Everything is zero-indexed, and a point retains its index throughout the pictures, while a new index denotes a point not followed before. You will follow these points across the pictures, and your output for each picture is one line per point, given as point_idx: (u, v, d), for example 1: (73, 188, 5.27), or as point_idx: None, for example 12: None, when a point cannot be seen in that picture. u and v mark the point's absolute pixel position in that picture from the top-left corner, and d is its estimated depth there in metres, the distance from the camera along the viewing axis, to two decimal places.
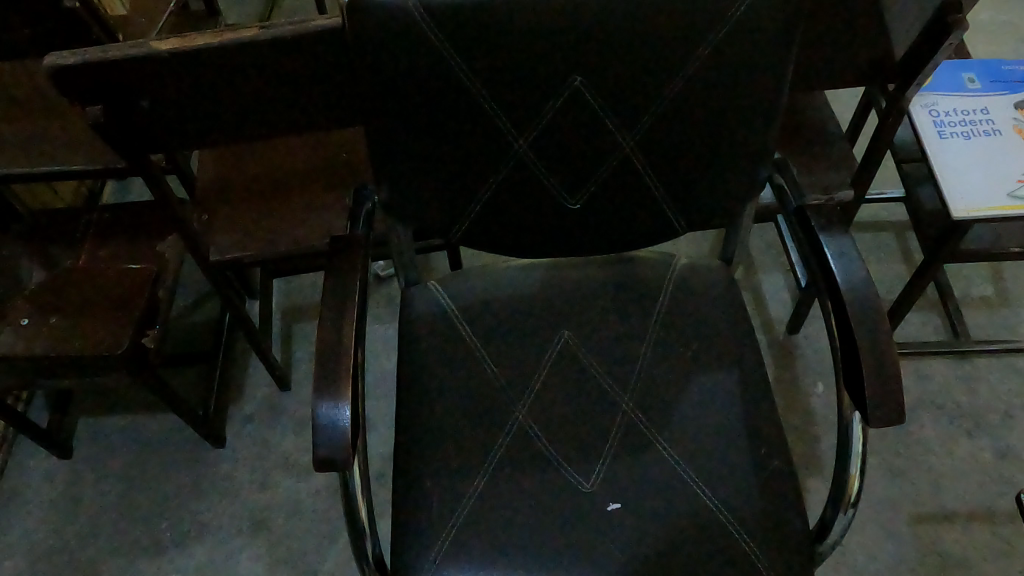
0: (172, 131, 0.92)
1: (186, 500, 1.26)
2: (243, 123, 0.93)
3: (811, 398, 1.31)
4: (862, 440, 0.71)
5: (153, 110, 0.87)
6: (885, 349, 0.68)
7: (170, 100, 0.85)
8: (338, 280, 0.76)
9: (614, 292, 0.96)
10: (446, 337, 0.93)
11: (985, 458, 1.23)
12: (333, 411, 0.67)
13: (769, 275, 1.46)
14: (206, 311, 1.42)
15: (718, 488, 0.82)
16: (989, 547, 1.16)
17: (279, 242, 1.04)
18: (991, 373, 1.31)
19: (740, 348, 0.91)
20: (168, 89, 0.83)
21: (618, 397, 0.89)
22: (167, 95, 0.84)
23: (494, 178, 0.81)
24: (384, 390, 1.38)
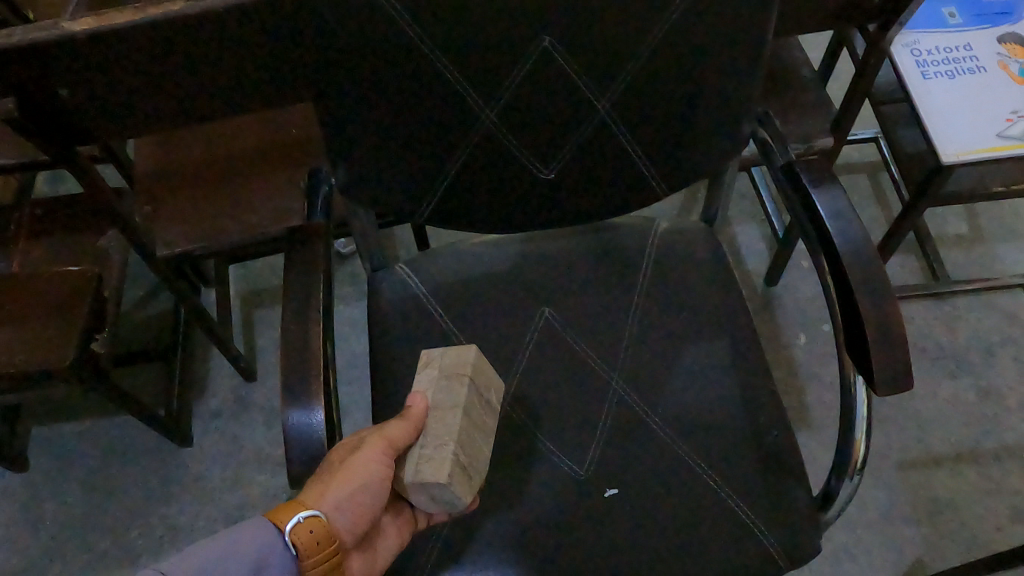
0: (100, 117, 0.83)
1: (157, 505, 1.20)
2: (179, 104, 0.85)
3: (793, 350, 1.29)
4: (867, 403, 0.68)
5: (75, 97, 0.78)
6: (889, 310, 0.64)
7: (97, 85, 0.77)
8: (300, 272, 0.69)
9: (595, 263, 0.90)
10: (419, 324, 0.87)
11: (969, 398, 1.22)
12: (305, 416, 0.61)
13: (744, 227, 1.42)
14: (158, 305, 1.33)
15: (717, 464, 0.78)
16: (977, 487, 1.16)
17: (231, 232, 0.97)
18: (970, 312, 1.30)
19: (730, 313, 0.86)
20: (87, 74, 0.75)
21: (606, 375, 0.84)
22: (88, 80, 0.76)
23: (461, 151, 0.75)
24: (356, 372, 1.33)
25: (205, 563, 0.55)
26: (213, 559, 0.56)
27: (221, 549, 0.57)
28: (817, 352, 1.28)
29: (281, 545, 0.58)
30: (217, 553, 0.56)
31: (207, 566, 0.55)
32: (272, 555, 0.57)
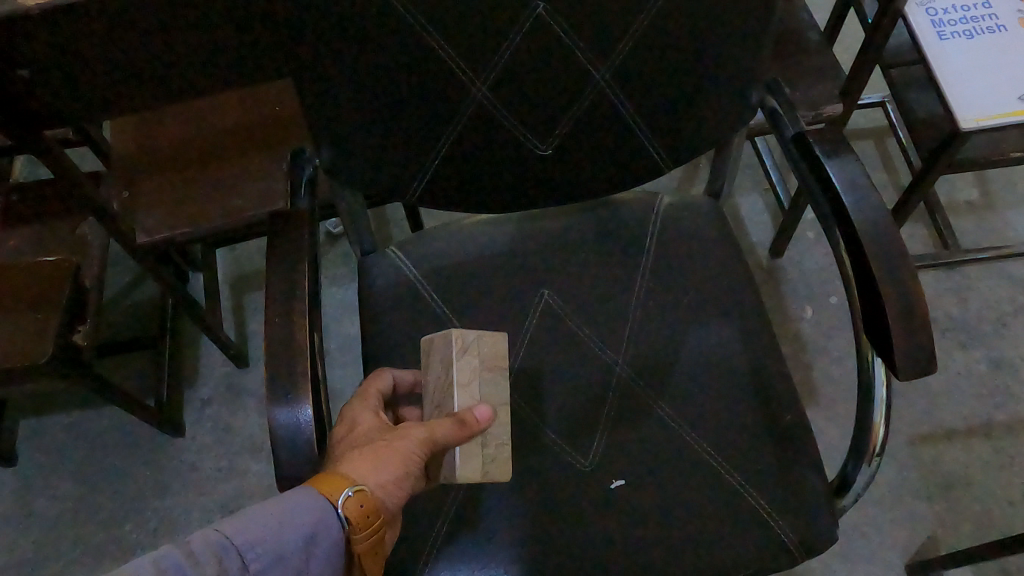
0: (63, 91, 0.78)
1: (150, 497, 1.17)
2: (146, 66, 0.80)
3: (800, 325, 1.25)
4: (885, 384, 0.64)
5: (32, 67, 0.73)
6: (911, 288, 0.60)
7: (52, 40, 0.71)
8: (283, 260, 0.65)
9: (596, 240, 0.86)
10: (413, 309, 0.83)
11: (980, 370, 1.19)
12: (291, 414, 0.58)
13: (747, 197, 1.38)
14: (144, 291, 1.29)
15: (728, 451, 0.75)
16: (989, 462, 1.13)
17: (214, 217, 0.93)
18: (980, 281, 1.26)
19: (739, 291, 0.82)
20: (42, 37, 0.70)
21: (610, 359, 0.80)
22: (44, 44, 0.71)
23: (452, 126, 0.70)
24: (351, 357, 1.30)
25: (259, 536, 0.54)
26: (266, 530, 0.54)
27: (275, 519, 0.54)
28: (824, 325, 1.25)
29: (330, 518, 0.55)
30: (270, 523, 0.54)
31: (261, 537, 0.54)
32: (322, 530, 0.55)
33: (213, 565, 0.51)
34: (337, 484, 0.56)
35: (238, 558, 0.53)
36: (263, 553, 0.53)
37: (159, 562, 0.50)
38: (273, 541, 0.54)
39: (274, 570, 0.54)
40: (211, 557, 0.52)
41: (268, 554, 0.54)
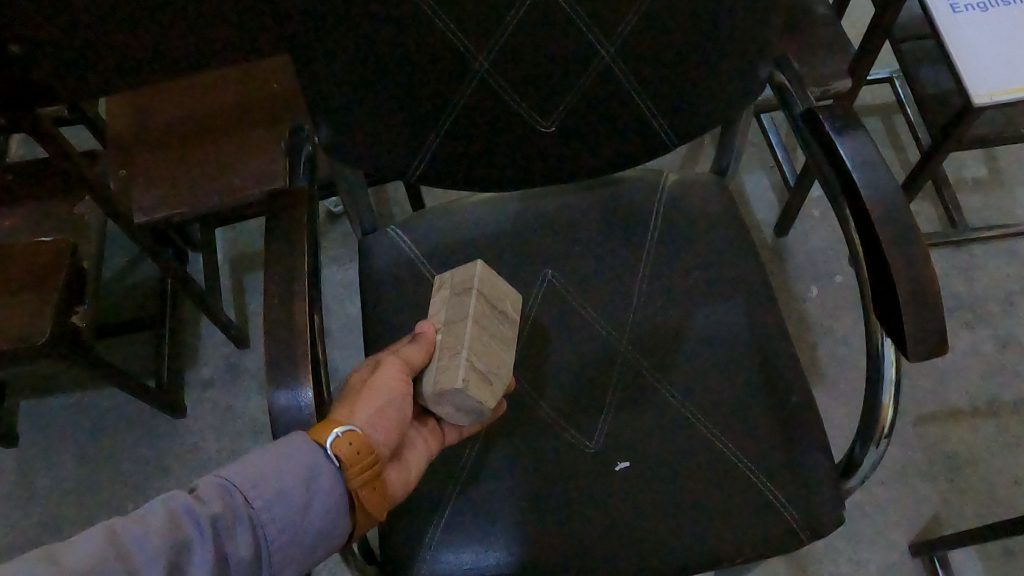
0: (55, 64, 0.77)
1: (152, 478, 1.17)
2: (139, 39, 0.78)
3: (804, 304, 1.24)
4: (895, 365, 0.63)
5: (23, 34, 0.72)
6: (923, 267, 0.59)
7: (37, 7, 0.70)
8: (282, 240, 0.63)
9: (600, 220, 0.84)
10: (415, 290, 0.82)
11: (987, 349, 1.18)
12: (291, 396, 0.56)
13: (753, 175, 1.36)
14: (143, 272, 1.28)
15: (734, 433, 0.74)
16: (995, 441, 1.12)
17: (212, 198, 0.92)
18: (988, 260, 1.25)
19: (745, 271, 0.81)
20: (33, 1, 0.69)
21: (614, 340, 0.79)
22: (34, 10, 0.70)
23: (454, 103, 0.69)
24: (352, 337, 1.30)
25: (259, 476, 0.54)
26: (266, 471, 0.54)
27: (275, 459, 0.54)
28: (829, 304, 1.24)
29: (324, 459, 0.55)
30: (270, 464, 0.54)
31: (261, 479, 0.54)
32: (319, 470, 0.55)
33: (218, 505, 0.53)
34: (324, 425, 0.56)
35: (241, 498, 0.53)
36: (265, 494, 0.54)
37: (168, 503, 0.51)
38: (273, 480, 0.54)
39: (277, 509, 0.54)
40: (216, 498, 0.53)
41: (270, 496, 0.54)
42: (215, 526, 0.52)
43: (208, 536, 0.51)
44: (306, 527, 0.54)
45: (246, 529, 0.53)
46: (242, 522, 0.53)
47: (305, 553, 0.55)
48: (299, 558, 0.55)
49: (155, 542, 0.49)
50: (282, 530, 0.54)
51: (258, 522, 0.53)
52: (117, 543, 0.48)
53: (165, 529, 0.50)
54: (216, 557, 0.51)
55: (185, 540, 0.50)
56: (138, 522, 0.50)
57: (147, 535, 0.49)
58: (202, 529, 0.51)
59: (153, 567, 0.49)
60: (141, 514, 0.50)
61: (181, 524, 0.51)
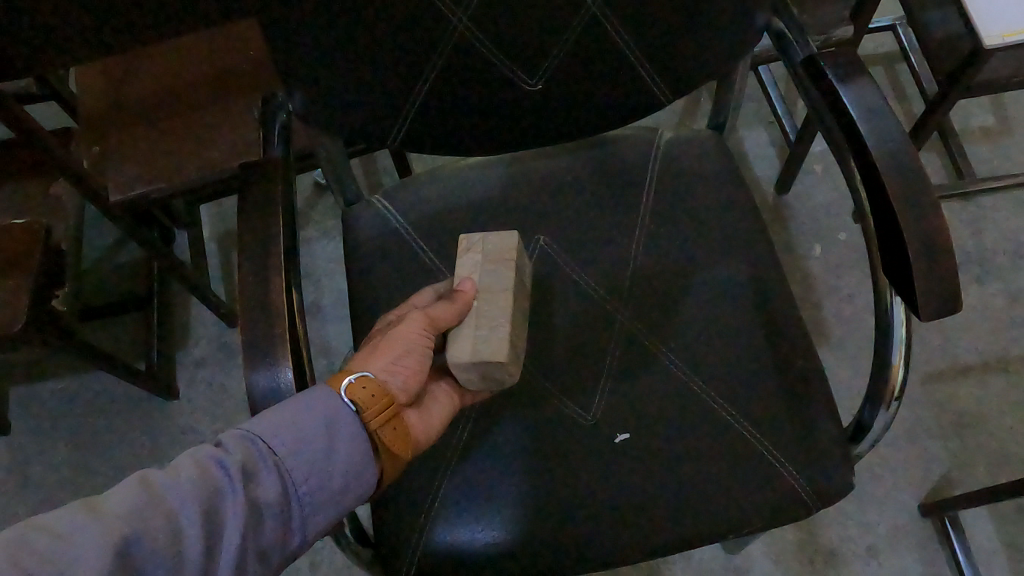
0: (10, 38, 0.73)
1: (148, 461, 1.15)
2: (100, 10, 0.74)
3: (808, 263, 1.21)
4: (905, 323, 0.60)
5: None
6: (934, 220, 0.55)
7: None
8: (256, 215, 0.60)
9: (594, 181, 0.81)
10: (402, 261, 0.78)
11: (996, 304, 1.15)
12: (270, 377, 0.54)
13: (752, 132, 1.32)
14: (129, 252, 1.25)
15: (737, 400, 0.71)
16: (1005, 397, 1.10)
17: (192, 170, 0.90)
18: (996, 212, 1.21)
19: (746, 230, 0.78)
20: None
21: (611, 307, 0.76)
22: None
23: (433, 61, 0.65)
24: (342, 311, 1.27)
25: (281, 422, 0.51)
26: (287, 416, 0.51)
27: (295, 404, 0.51)
28: (833, 262, 1.21)
29: (341, 406, 0.52)
30: (291, 410, 0.51)
31: (283, 424, 0.51)
32: (339, 413, 0.52)
33: (243, 452, 0.49)
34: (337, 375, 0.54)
35: (266, 445, 0.50)
36: (288, 439, 0.50)
37: (194, 455, 0.49)
38: (295, 425, 0.51)
39: (303, 454, 0.50)
40: (240, 446, 0.50)
41: (294, 441, 0.50)
42: (242, 473, 0.48)
43: (237, 482, 0.48)
44: (334, 471, 0.51)
45: (273, 474, 0.50)
46: (270, 469, 0.49)
47: (336, 496, 0.51)
48: (330, 506, 0.51)
49: (186, 491, 0.46)
50: (308, 475, 0.50)
51: (285, 470, 0.50)
52: (149, 493, 0.46)
53: (194, 477, 0.47)
54: (246, 504, 0.48)
55: (214, 488, 0.47)
56: (167, 473, 0.47)
57: (177, 485, 0.47)
58: (230, 475, 0.48)
59: (187, 514, 0.46)
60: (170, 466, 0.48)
61: (210, 473, 0.48)
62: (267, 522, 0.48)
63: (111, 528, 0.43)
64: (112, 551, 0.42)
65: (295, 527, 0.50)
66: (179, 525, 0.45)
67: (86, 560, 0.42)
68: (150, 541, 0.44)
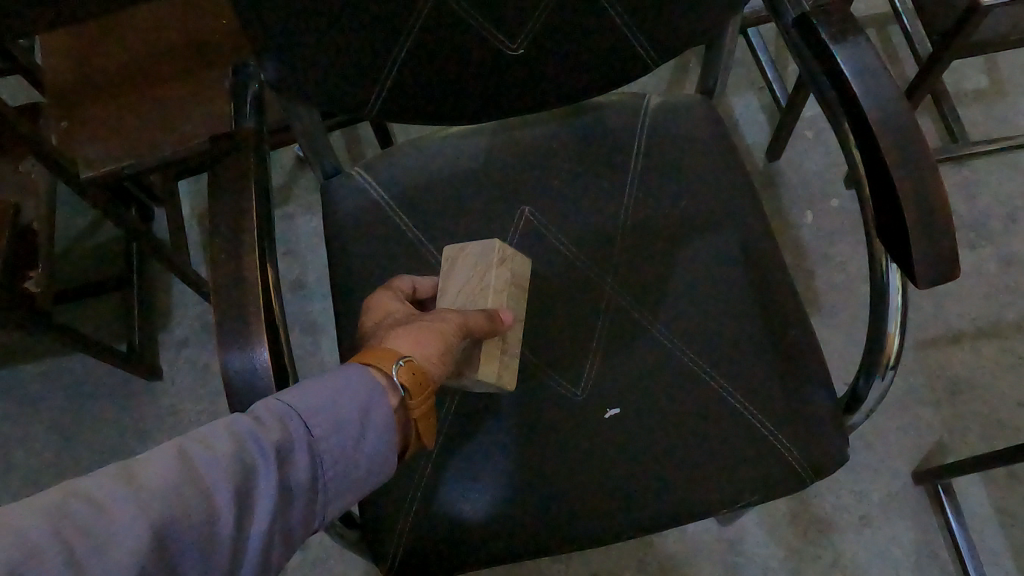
0: None
1: (133, 443, 1.13)
2: None
3: (799, 231, 1.19)
4: (901, 291, 0.59)
5: None
6: (931, 184, 0.53)
7: None
8: (226, 190, 0.57)
9: (580, 149, 0.78)
10: (383, 235, 0.76)
11: (989, 269, 1.14)
12: (245, 360, 0.52)
13: (742, 97, 1.29)
14: (106, 232, 1.22)
15: (730, 373, 0.70)
16: (998, 363, 1.09)
17: (163, 144, 0.88)
18: (990, 176, 1.19)
19: (738, 198, 0.75)
20: None
21: (600, 279, 0.74)
22: None
23: (410, 24, 0.62)
24: (324, 288, 1.26)
25: (317, 404, 0.49)
26: (321, 400, 0.49)
27: (329, 389, 0.50)
28: (824, 230, 1.19)
29: (376, 397, 0.51)
30: (326, 394, 0.50)
31: (319, 406, 0.49)
32: (372, 402, 0.51)
33: (277, 431, 0.47)
34: (386, 355, 0.53)
35: (300, 424, 0.48)
36: (322, 423, 0.49)
37: (229, 426, 0.46)
38: (329, 410, 0.49)
39: (333, 440, 0.49)
40: (275, 422, 0.47)
41: (327, 424, 0.49)
42: (278, 451, 0.46)
43: (274, 462, 0.46)
44: (358, 460, 0.50)
45: (304, 457, 0.48)
46: (303, 450, 0.48)
47: (357, 484, 0.50)
48: (347, 497, 0.50)
49: (226, 465, 0.44)
50: (336, 462, 0.49)
51: (316, 454, 0.48)
52: (188, 466, 0.43)
53: (232, 454, 0.44)
54: (281, 485, 0.46)
55: (251, 467, 0.45)
56: (204, 444, 0.44)
57: (216, 458, 0.44)
58: (265, 455, 0.46)
59: (224, 493, 0.43)
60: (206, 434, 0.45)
61: (248, 449, 0.45)
62: (294, 507, 0.47)
63: (152, 504, 0.41)
64: (154, 528, 0.40)
65: (315, 514, 0.48)
66: (219, 501, 0.43)
67: (129, 536, 0.39)
68: (189, 518, 0.42)
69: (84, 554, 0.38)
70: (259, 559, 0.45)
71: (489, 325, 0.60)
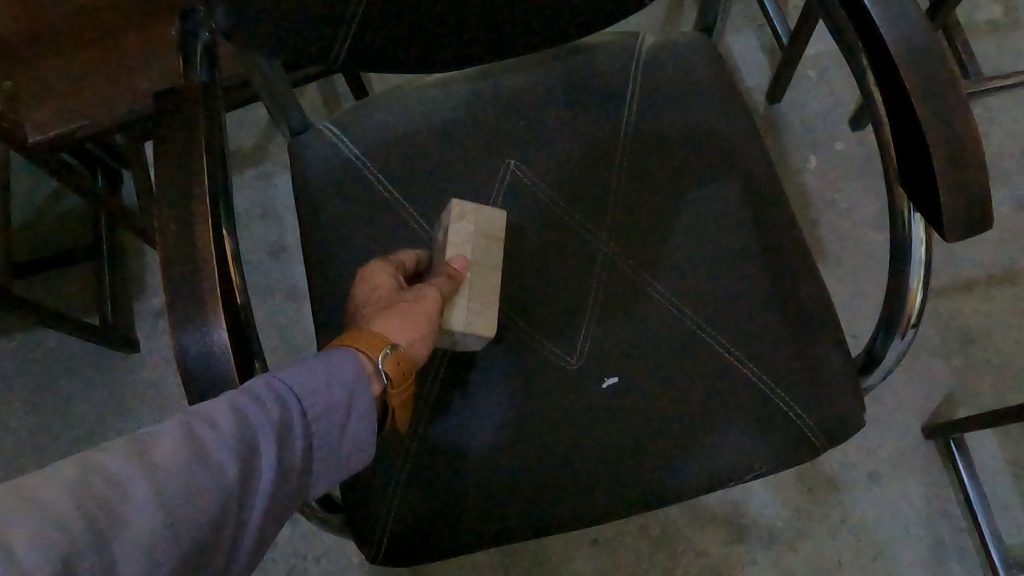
0: None
1: (112, 418, 1.09)
2: None
3: (802, 176, 1.14)
4: (925, 243, 0.53)
5: None
6: (961, 124, 0.47)
7: None
8: (173, 153, 0.51)
9: (570, 96, 0.72)
10: (358, 196, 0.70)
11: (1002, 212, 1.09)
12: (201, 340, 0.46)
13: (740, 35, 1.21)
14: (72, 198, 1.16)
15: (736, 335, 0.65)
16: (1011, 311, 1.04)
17: (116, 102, 0.85)
18: (1003, 113, 1.13)
19: (742, 144, 0.69)
20: None
21: (593, 237, 0.68)
22: None
23: None
24: (293, 251, 1.20)
25: (313, 384, 0.47)
26: (318, 380, 0.47)
27: (326, 369, 0.48)
28: (829, 175, 1.13)
29: (360, 385, 0.49)
30: (323, 374, 0.48)
31: (316, 387, 0.47)
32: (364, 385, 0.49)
33: (279, 411, 0.45)
34: (371, 341, 0.50)
35: (298, 404, 0.46)
36: (319, 404, 0.47)
37: (232, 402, 0.44)
38: (326, 392, 0.47)
39: (328, 421, 0.47)
40: (275, 401, 0.45)
41: (323, 405, 0.47)
42: (277, 433, 0.44)
43: (275, 444, 0.44)
44: (347, 444, 0.49)
45: (302, 437, 0.46)
46: (300, 430, 0.46)
47: (343, 466, 0.49)
48: (335, 476, 0.49)
49: (233, 446, 0.42)
50: (328, 443, 0.48)
51: (311, 434, 0.47)
52: (196, 445, 0.41)
53: (237, 434, 0.43)
54: (279, 468, 0.44)
55: (254, 448, 0.43)
56: (210, 422, 0.42)
57: (222, 437, 0.42)
58: (268, 437, 0.44)
59: (231, 475, 0.42)
60: (211, 410, 0.43)
61: (252, 431, 0.43)
62: (289, 489, 0.45)
63: (163, 487, 0.39)
64: (168, 510, 0.39)
65: (304, 493, 0.47)
66: (226, 484, 0.41)
67: (143, 522, 0.38)
68: (200, 501, 0.40)
69: (103, 538, 0.36)
70: (254, 541, 0.43)
71: (448, 281, 0.58)
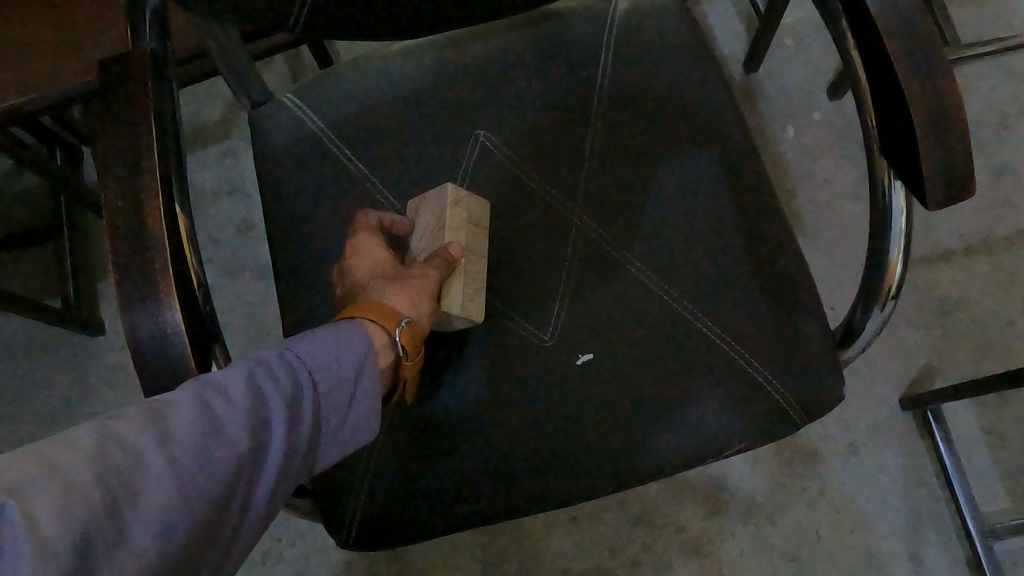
0: None
1: (80, 403, 1.07)
2: None
3: (779, 147, 1.12)
4: (905, 212, 0.52)
5: None
6: (943, 90, 0.46)
7: None
8: (120, 125, 0.48)
9: (542, 64, 0.69)
10: (324, 171, 0.68)
11: (980, 181, 1.08)
12: (154, 324, 0.44)
13: (716, 3, 1.19)
14: (31, 177, 1.12)
15: (714, 309, 0.63)
16: (989, 281, 1.04)
17: (68, 72, 0.81)
18: (981, 82, 1.12)
19: (720, 113, 0.67)
20: None
21: (568, 211, 0.66)
22: None
23: None
24: (258, 230, 1.17)
25: (322, 357, 0.46)
26: (327, 351, 0.47)
27: (334, 340, 0.48)
28: (807, 146, 1.12)
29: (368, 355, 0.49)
30: (332, 345, 0.47)
31: (325, 358, 0.47)
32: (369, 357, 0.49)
33: (289, 381, 0.45)
34: (384, 313, 0.50)
35: (307, 375, 0.46)
36: (327, 376, 0.47)
37: (242, 373, 0.43)
38: (334, 363, 0.47)
39: (336, 393, 0.47)
40: (285, 373, 0.45)
41: (331, 376, 0.47)
42: (288, 403, 0.44)
43: (286, 414, 0.43)
44: (351, 417, 0.48)
45: (312, 408, 0.45)
46: (309, 402, 0.45)
47: (348, 441, 0.48)
48: (341, 451, 0.48)
49: (245, 415, 0.41)
50: (337, 416, 0.47)
51: (319, 405, 0.46)
52: (210, 413, 0.40)
53: (249, 402, 0.42)
54: (290, 441, 0.43)
55: (266, 416, 0.42)
56: (222, 391, 0.42)
57: (234, 406, 0.41)
58: (279, 406, 0.43)
59: (245, 443, 0.41)
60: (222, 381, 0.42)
61: (263, 399, 0.43)
62: (299, 460, 0.44)
63: (178, 453, 0.38)
64: (183, 477, 0.38)
65: (312, 467, 0.46)
66: (239, 452, 0.40)
67: (158, 488, 0.37)
68: (213, 468, 0.39)
69: (120, 508, 0.35)
70: (264, 515, 0.43)
71: (443, 267, 0.57)
